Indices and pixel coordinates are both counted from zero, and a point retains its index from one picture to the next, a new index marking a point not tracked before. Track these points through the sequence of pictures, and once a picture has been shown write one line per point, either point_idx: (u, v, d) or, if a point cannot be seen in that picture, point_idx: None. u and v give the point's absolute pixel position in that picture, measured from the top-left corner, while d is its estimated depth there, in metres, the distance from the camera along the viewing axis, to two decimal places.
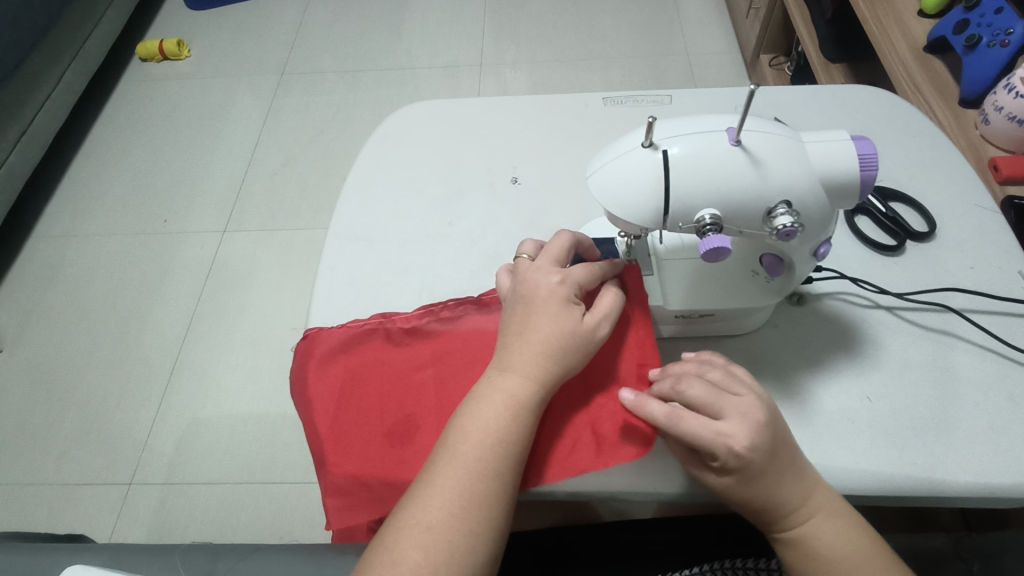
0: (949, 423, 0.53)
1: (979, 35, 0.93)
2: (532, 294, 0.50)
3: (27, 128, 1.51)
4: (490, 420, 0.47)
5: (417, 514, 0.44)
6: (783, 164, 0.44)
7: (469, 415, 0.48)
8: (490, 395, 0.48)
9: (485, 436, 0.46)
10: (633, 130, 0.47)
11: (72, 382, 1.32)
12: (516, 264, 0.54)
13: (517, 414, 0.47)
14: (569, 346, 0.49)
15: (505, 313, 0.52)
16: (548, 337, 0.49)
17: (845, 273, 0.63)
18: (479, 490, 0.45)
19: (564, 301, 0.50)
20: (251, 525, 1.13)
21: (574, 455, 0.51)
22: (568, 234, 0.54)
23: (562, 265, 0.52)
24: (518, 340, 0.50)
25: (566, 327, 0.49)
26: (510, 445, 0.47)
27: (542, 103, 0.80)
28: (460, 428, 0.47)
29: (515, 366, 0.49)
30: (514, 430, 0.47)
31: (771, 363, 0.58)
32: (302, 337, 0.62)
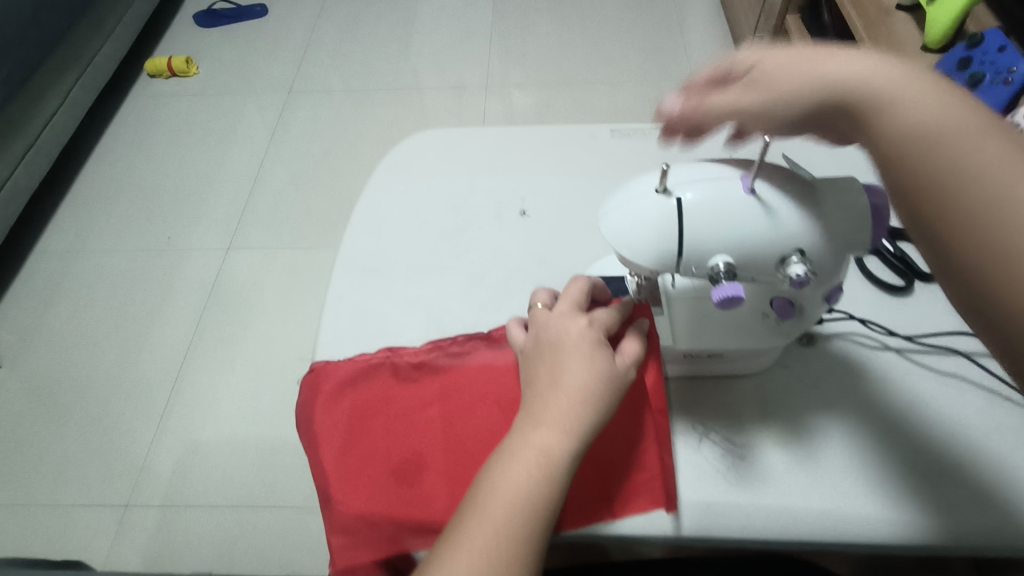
0: (961, 470, 0.53)
1: (982, 73, 0.94)
2: (559, 340, 0.50)
3: (33, 143, 1.52)
4: (521, 476, 0.45)
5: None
6: (796, 212, 0.44)
7: (498, 470, 0.46)
8: (521, 449, 0.46)
9: (517, 494, 0.45)
10: (647, 172, 0.47)
11: (72, 400, 1.31)
12: (532, 312, 0.54)
13: (550, 469, 0.45)
14: (603, 395, 0.48)
15: (530, 360, 0.51)
16: (582, 385, 0.47)
17: (854, 314, 0.63)
18: (508, 551, 0.43)
19: (593, 346, 0.49)
20: (249, 550, 1.12)
21: (596, 500, 0.53)
22: (585, 279, 0.55)
23: (584, 310, 0.52)
24: (550, 389, 0.48)
25: (599, 374, 0.48)
26: (542, 502, 0.45)
27: (550, 134, 0.81)
28: (489, 484, 0.45)
29: (549, 418, 0.46)
30: (546, 486, 0.45)
31: (781, 404, 0.58)
32: (310, 371, 0.62)
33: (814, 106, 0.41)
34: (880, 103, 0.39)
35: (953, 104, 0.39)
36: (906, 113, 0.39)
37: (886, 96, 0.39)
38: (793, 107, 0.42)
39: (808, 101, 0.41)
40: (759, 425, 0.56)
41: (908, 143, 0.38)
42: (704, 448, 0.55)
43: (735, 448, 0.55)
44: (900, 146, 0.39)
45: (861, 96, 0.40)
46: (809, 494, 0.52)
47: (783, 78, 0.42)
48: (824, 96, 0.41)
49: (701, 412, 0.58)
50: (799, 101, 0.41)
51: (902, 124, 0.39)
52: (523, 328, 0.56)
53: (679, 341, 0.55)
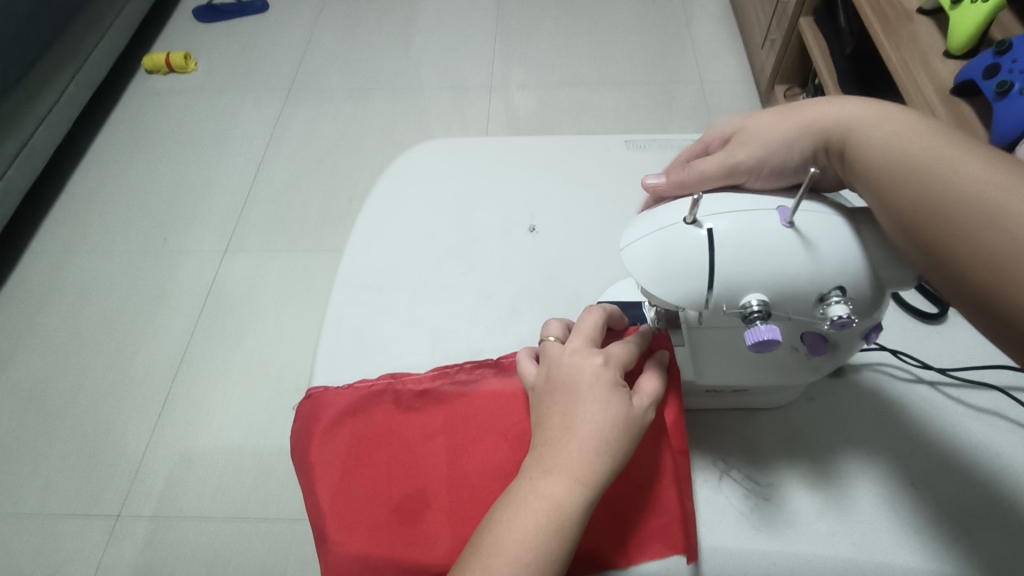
0: (1001, 516, 0.49)
1: (1011, 82, 0.89)
2: (571, 379, 0.45)
3: (28, 141, 1.48)
4: (527, 533, 0.40)
5: None
6: (838, 246, 0.40)
7: (501, 526, 0.41)
8: (528, 502, 0.41)
9: (522, 552, 0.39)
10: (673, 201, 0.44)
11: (63, 406, 1.28)
12: (543, 345, 0.49)
13: (559, 527, 0.40)
14: (620, 440, 0.42)
15: (540, 399, 0.46)
16: (597, 430, 0.42)
17: (885, 345, 0.60)
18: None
19: (610, 386, 0.44)
20: (242, 564, 1.08)
21: (610, 547, 0.48)
22: (600, 310, 0.50)
23: (597, 345, 0.48)
24: (561, 434, 0.42)
25: (616, 417, 0.43)
26: (548, 563, 0.40)
27: (561, 145, 0.77)
28: (493, 541, 0.40)
29: (560, 466, 0.41)
30: (556, 543, 0.40)
31: (808, 440, 0.54)
32: (306, 397, 0.58)
33: (796, 147, 0.44)
34: (849, 132, 0.42)
35: (918, 123, 0.40)
36: (878, 136, 0.40)
37: (845, 130, 0.42)
38: (776, 151, 0.44)
39: (786, 144, 0.44)
40: (784, 462, 0.53)
41: (886, 155, 0.39)
42: (725, 487, 0.52)
43: (758, 488, 0.52)
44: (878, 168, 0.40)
45: (830, 131, 0.43)
46: (838, 541, 0.49)
47: (761, 129, 0.45)
48: (803, 137, 0.44)
49: (720, 449, 0.54)
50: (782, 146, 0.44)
51: (867, 145, 0.41)
52: (534, 360, 0.52)
53: (703, 376, 0.52)
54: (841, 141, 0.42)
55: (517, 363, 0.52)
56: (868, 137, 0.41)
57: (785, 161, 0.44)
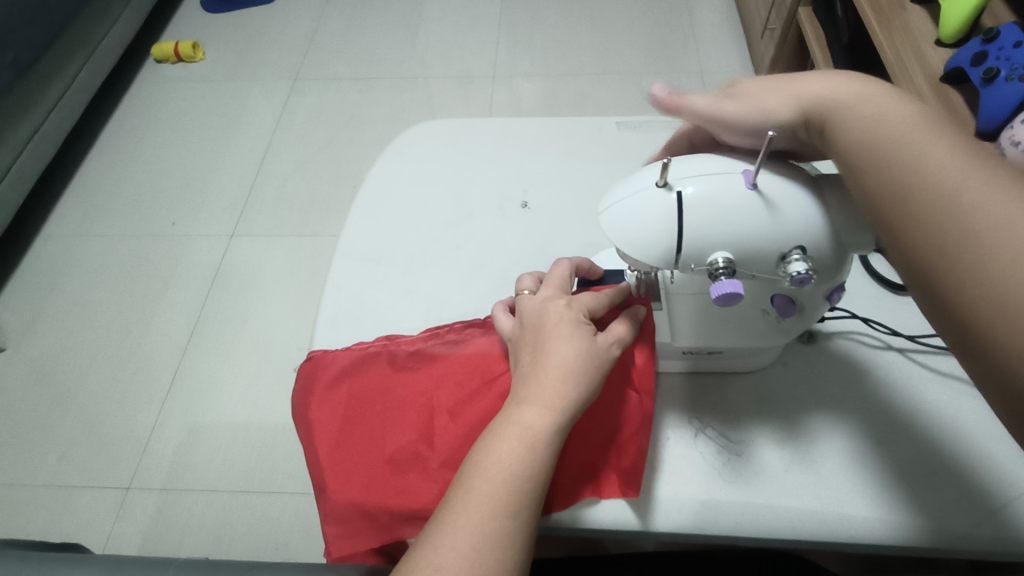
0: (962, 474, 0.52)
1: (997, 68, 0.90)
2: (542, 323, 0.51)
3: (40, 127, 1.52)
4: (505, 454, 0.45)
5: (429, 555, 0.42)
6: (798, 208, 0.43)
7: (484, 451, 0.46)
8: (505, 428, 0.46)
9: (500, 470, 0.45)
10: (647, 167, 0.47)
11: (75, 383, 1.32)
12: (518, 299, 0.55)
13: (534, 446, 0.45)
14: (586, 369, 0.48)
15: (517, 344, 0.52)
16: (564, 361, 0.48)
17: (856, 313, 0.62)
18: (493, 530, 0.43)
19: (575, 325, 0.50)
20: (247, 536, 1.12)
21: (589, 489, 0.53)
22: (567, 262, 0.56)
23: (568, 292, 0.54)
24: (534, 370, 0.49)
25: (582, 350, 0.49)
26: (527, 479, 0.45)
27: (555, 126, 0.80)
28: (474, 464, 0.46)
29: (533, 395, 0.47)
30: (530, 462, 0.45)
31: (780, 401, 0.57)
32: (306, 359, 0.62)
33: (777, 115, 0.44)
34: (829, 116, 0.42)
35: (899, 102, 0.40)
36: (862, 119, 0.40)
37: (834, 114, 0.41)
38: (758, 112, 0.45)
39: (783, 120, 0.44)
40: (757, 420, 0.56)
41: (864, 139, 0.39)
42: (699, 443, 0.55)
43: (730, 445, 0.55)
44: (867, 147, 0.39)
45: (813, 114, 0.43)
46: (806, 493, 0.52)
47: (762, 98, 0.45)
48: (785, 113, 0.44)
49: (694, 408, 0.57)
50: (768, 112, 0.44)
51: (850, 128, 0.40)
52: (509, 314, 0.57)
53: (679, 338, 0.55)
54: (861, 164, 0.39)
55: (494, 314, 0.57)
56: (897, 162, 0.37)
57: (761, 124, 0.45)
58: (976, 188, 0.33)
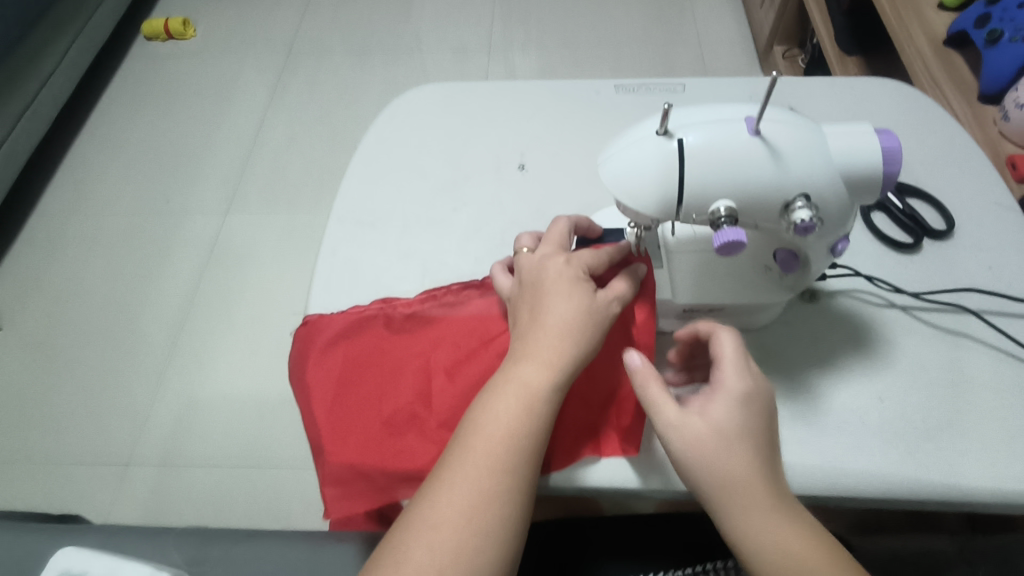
0: (966, 430, 0.52)
1: (1001, 29, 0.89)
2: (540, 281, 0.50)
3: (31, 103, 1.49)
4: (502, 411, 0.45)
5: (426, 512, 0.42)
6: (802, 156, 0.42)
7: (481, 409, 0.45)
8: (503, 386, 0.46)
9: (498, 428, 0.44)
10: (648, 117, 0.46)
11: (71, 361, 1.31)
12: (517, 257, 0.54)
13: (531, 403, 0.45)
14: (586, 326, 0.47)
15: (516, 303, 0.51)
16: (563, 318, 0.47)
17: (859, 271, 0.61)
18: (491, 488, 0.43)
19: (575, 282, 0.49)
20: (248, 509, 1.13)
21: (588, 448, 0.52)
22: (567, 220, 0.55)
23: (567, 250, 0.53)
24: (532, 328, 0.48)
25: (581, 306, 0.48)
26: (525, 437, 0.44)
27: (552, 88, 0.78)
28: (472, 422, 0.45)
29: (532, 353, 0.46)
30: (529, 420, 0.45)
31: (782, 360, 0.56)
32: (302, 324, 0.61)
33: None
34: None
35: None
36: None
37: None
38: None
39: None
40: None
41: None
42: None
43: None
44: None
45: None
46: (808, 449, 0.51)
47: None
48: None
49: None
50: None
51: None
52: (509, 273, 0.56)
53: (680, 297, 0.54)
54: None
55: (492, 273, 0.56)
56: None
57: None
58: None
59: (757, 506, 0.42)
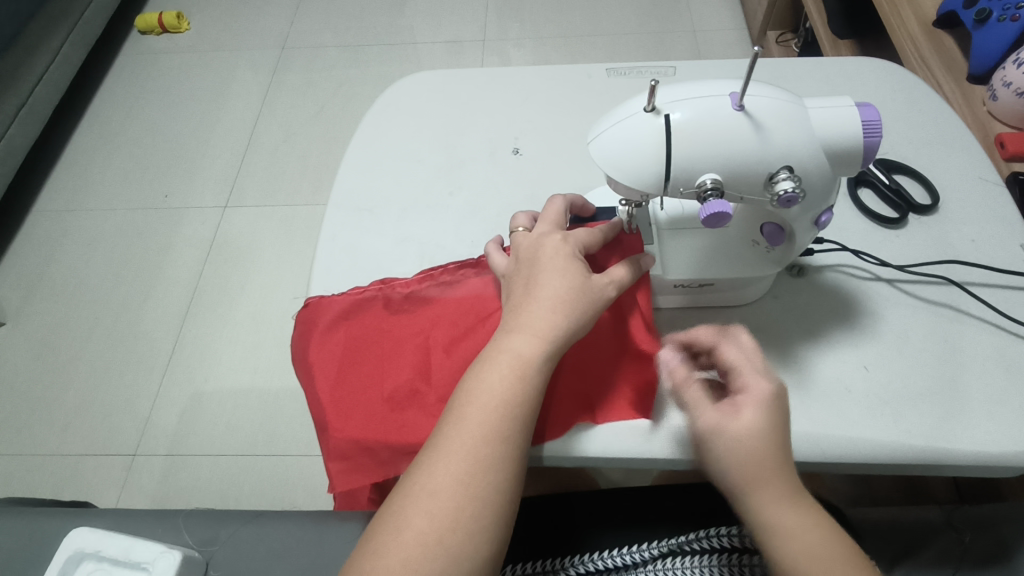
0: (948, 397, 0.53)
1: (990, 9, 0.89)
2: (535, 257, 0.51)
3: (27, 101, 1.50)
4: (496, 381, 0.46)
5: (424, 480, 0.44)
6: (784, 128, 0.44)
7: (475, 379, 0.47)
8: (496, 357, 0.47)
9: (491, 398, 0.46)
10: (636, 95, 0.47)
11: (75, 355, 1.33)
12: (513, 235, 0.55)
13: (524, 374, 0.46)
14: (578, 299, 0.49)
15: (511, 279, 0.53)
16: (557, 292, 0.49)
17: (846, 245, 0.63)
18: (486, 454, 0.44)
19: (569, 259, 0.50)
20: (253, 496, 1.15)
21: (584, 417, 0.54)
22: (561, 199, 0.56)
23: (561, 227, 0.54)
24: (526, 301, 0.49)
25: (574, 281, 0.49)
26: (518, 406, 0.46)
27: (545, 73, 0.79)
28: (466, 393, 0.47)
29: (525, 326, 0.48)
30: (521, 389, 0.46)
31: (771, 332, 0.58)
32: (303, 306, 0.62)
33: None
34: None
35: None
36: None
37: None
38: None
39: None
40: None
41: None
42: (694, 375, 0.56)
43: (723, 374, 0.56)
44: None
45: None
46: (795, 416, 0.53)
47: None
48: None
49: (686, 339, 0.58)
50: None
51: None
52: (504, 252, 0.57)
53: (669, 272, 0.55)
54: None
55: (488, 252, 0.57)
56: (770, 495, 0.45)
57: None
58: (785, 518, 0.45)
59: (779, 493, 0.45)
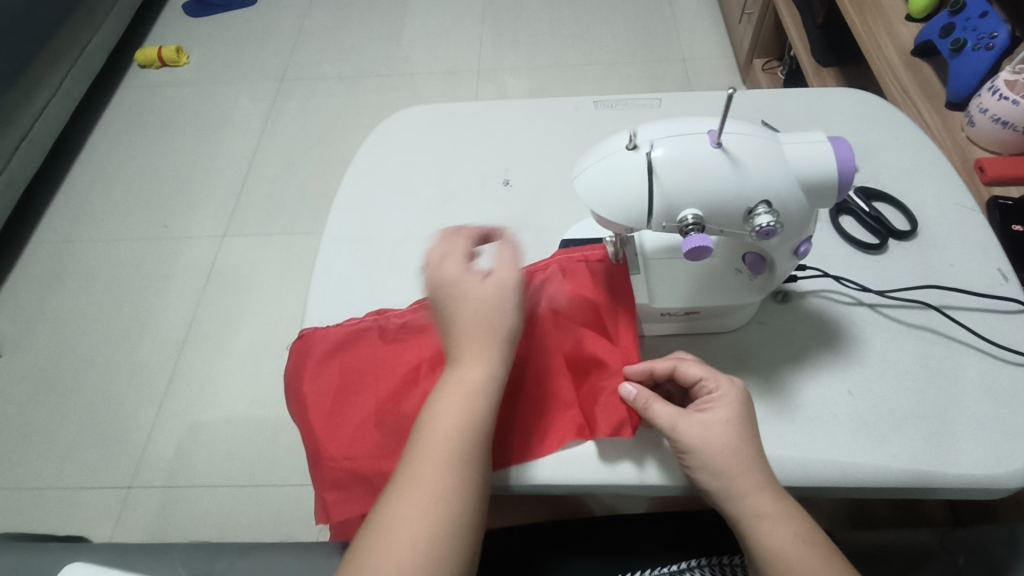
0: (930, 421, 0.54)
1: (964, 38, 0.92)
2: (458, 270, 0.55)
3: (27, 135, 1.52)
4: (450, 407, 0.49)
5: (394, 505, 0.46)
6: (760, 163, 0.45)
7: (433, 405, 0.50)
8: (449, 385, 0.50)
9: (448, 422, 0.49)
10: (619, 132, 0.49)
11: (73, 386, 1.33)
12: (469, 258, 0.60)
13: (475, 398, 0.50)
14: (489, 300, 0.52)
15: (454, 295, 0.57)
16: (474, 296, 0.52)
17: (828, 271, 0.65)
18: (450, 475, 0.47)
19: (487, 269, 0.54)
20: (250, 526, 1.14)
21: (558, 428, 0.54)
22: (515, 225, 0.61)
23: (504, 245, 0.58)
24: (454, 311, 0.53)
25: (483, 283, 0.52)
26: (474, 428, 0.49)
27: (535, 107, 0.82)
28: (427, 419, 0.50)
29: (458, 337, 0.52)
30: (476, 411, 0.49)
31: (758, 358, 0.59)
32: (298, 338, 0.63)
33: None
34: None
35: None
36: None
37: None
38: None
39: None
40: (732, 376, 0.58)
41: None
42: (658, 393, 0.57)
43: None
44: None
45: None
46: (783, 440, 0.54)
47: None
48: None
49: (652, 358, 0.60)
50: None
51: None
52: None
53: (657, 299, 0.57)
54: None
55: None
56: (748, 506, 0.48)
57: None
58: (760, 523, 0.47)
59: (766, 516, 0.47)
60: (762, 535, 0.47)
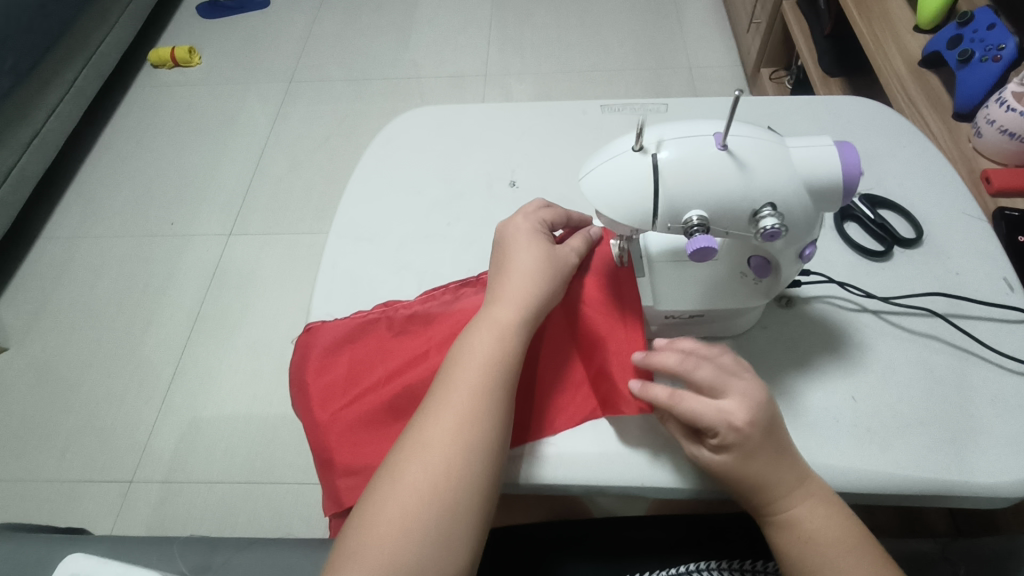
0: (935, 429, 0.54)
1: (972, 49, 0.92)
2: (506, 239, 0.58)
3: (39, 131, 1.54)
4: (464, 376, 0.50)
5: (401, 472, 0.47)
6: (766, 165, 0.46)
7: (448, 375, 0.51)
8: (463, 355, 0.51)
9: (461, 392, 0.49)
10: (626, 134, 0.49)
11: (77, 380, 1.33)
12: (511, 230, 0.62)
13: (490, 367, 0.50)
14: (544, 266, 0.55)
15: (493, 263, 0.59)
16: (529, 262, 0.55)
17: (833, 277, 0.65)
18: (462, 440, 0.47)
19: (538, 238, 0.57)
20: (248, 523, 1.14)
21: (570, 408, 0.56)
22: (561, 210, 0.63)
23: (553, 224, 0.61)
24: (502, 274, 0.55)
25: (541, 251, 0.56)
26: (488, 397, 0.49)
27: (542, 110, 0.82)
28: (441, 388, 0.50)
29: (503, 298, 0.53)
30: (491, 379, 0.50)
31: (761, 363, 0.59)
32: (304, 330, 0.63)
33: None
34: None
35: None
36: None
37: None
38: None
39: None
40: None
41: None
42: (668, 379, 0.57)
43: None
44: None
45: None
46: None
47: None
48: None
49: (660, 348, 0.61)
50: None
51: None
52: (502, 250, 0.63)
53: (661, 303, 0.56)
54: None
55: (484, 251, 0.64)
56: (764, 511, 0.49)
57: None
58: (776, 529, 0.49)
59: (781, 523, 0.49)
60: (779, 538, 0.49)
